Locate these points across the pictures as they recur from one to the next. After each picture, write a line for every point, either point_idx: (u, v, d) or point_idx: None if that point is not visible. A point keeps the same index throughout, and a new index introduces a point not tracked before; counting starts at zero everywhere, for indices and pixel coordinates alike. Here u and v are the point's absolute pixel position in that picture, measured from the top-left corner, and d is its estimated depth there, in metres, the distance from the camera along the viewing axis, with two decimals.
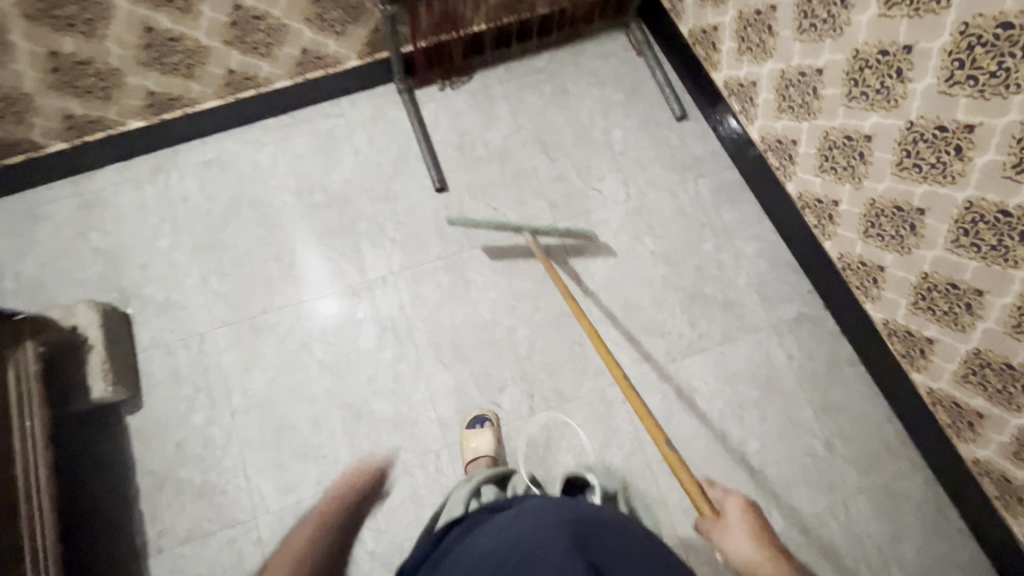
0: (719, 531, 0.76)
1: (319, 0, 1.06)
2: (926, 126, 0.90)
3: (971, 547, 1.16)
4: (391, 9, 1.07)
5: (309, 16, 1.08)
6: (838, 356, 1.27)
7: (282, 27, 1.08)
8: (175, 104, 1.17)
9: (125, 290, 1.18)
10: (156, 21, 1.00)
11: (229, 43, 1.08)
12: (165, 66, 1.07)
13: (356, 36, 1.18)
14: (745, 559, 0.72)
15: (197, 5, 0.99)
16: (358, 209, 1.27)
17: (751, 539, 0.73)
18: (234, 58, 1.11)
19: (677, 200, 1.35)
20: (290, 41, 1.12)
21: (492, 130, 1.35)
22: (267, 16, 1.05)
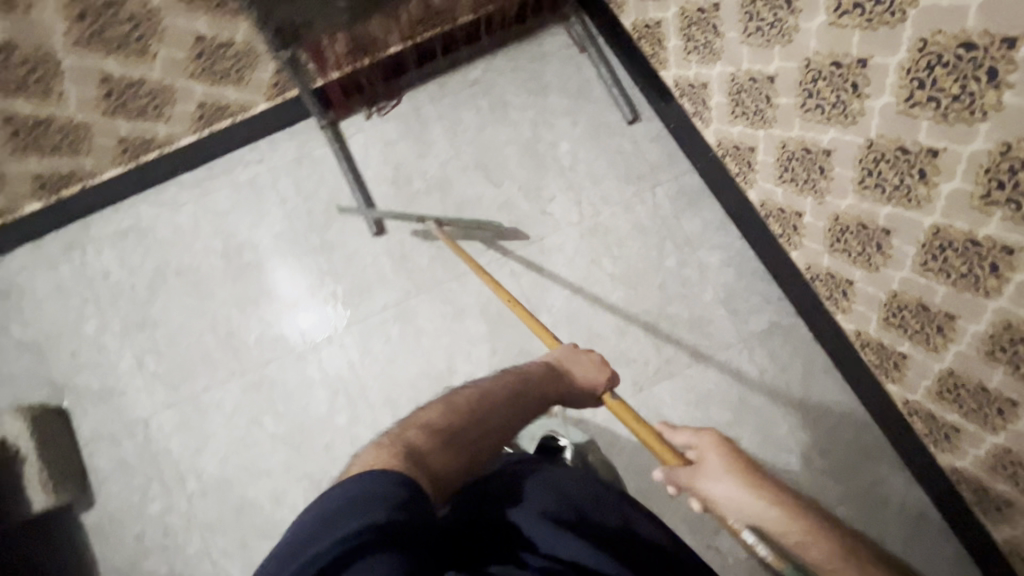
0: (695, 477, 0.61)
1: (200, 53, 0.93)
2: (887, 146, 0.80)
3: (955, 547, 1.15)
4: (285, 54, 0.94)
5: (194, 71, 0.96)
6: (812, 365, 1.22)
7: (166, 87, 0.97)
8: (70, 181, 1.08)
9: (57, 383, 1.12)
10: (18, 107, 0.92)
11: (110, 112, 0.97)
12: (43, 148, 0.99)
13: (258, 80, 1.05)
14: (737, 504, 0.57)
15: (55, 83, 0.90)
16: (294, 265, 1.19)
17: (746, 487, 0.57)
18: (122, 126, 1.01)
19: (634, 214, 1.26)
20: (181, 98, 1.01)
21: (429, 158, 1.25)
22: (145, 79, 0.94)
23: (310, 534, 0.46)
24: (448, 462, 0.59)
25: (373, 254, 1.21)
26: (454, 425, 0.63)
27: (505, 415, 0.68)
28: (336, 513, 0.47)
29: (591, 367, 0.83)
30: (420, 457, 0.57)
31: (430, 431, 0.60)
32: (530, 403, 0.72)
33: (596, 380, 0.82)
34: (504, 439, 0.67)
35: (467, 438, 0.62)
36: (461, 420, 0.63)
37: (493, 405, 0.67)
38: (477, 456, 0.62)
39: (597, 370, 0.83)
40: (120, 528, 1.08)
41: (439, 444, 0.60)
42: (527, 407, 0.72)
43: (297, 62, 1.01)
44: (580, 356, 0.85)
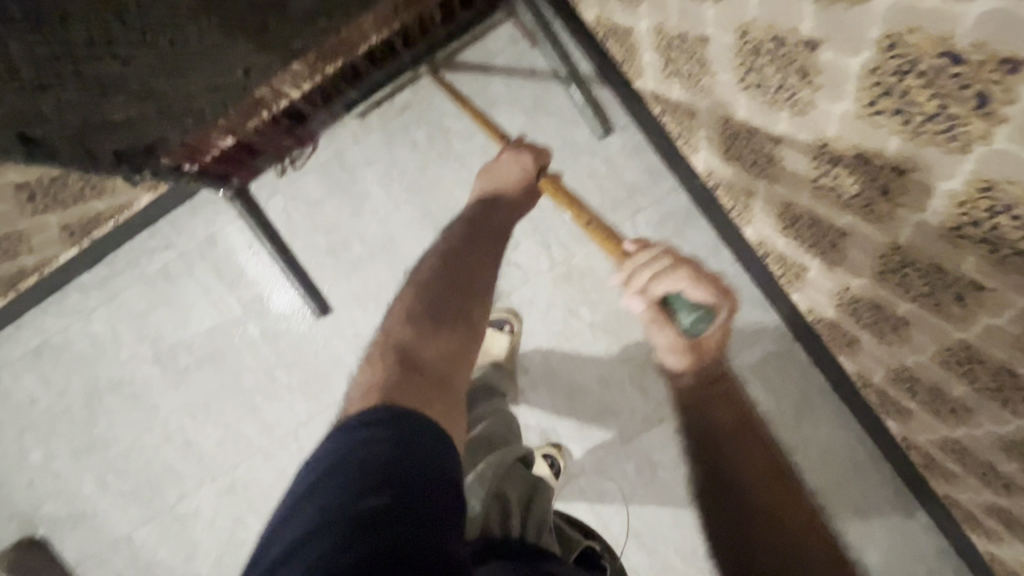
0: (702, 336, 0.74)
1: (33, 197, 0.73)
2: (918, 256, 0.63)
3: (939, 542, 1.19)
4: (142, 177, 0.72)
5: (36, 211, 0.76)
6: (808, 390, 1.16)
7: (9, 236, 0.77)
8: None
9: (23, 515, 1.07)
10: None
11: None
12: None
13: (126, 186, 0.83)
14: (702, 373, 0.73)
15: None
16: (237, 361, 1.06)
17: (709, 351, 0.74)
18: None
19: (612, 250, 1.09)
20: (37, 235, 0.81)
21: (365, 215, 1.05)
22: None
23: (354, 473, 0.45)
24: (434, 345, 0.58)
25: (323, 338, 1.07)
26: (422, 305, 0.62)
27: (461, 264, 0.68)
28: (372, 459, 0.46)
29: (510, 162, 0.86)
30: (404, 354, 0.57)
31: (402, 323, 0.60)
32: (481, 243, 0.73)
33: (524, 170, 0.84)
34: (477, 280, 0.67)
35: (436, 308, 0.62)
36: (427, 294, 0.63)
37: (450, 267, 0.67)
38: (459, 309, 0.63)
39: (517, 161, 0.86)
40: None
41: (407, 338, 0.58)
42: (479, 243, 0.73)
43: (165, 171, 0.78)
44: (500, 162, 0.86)
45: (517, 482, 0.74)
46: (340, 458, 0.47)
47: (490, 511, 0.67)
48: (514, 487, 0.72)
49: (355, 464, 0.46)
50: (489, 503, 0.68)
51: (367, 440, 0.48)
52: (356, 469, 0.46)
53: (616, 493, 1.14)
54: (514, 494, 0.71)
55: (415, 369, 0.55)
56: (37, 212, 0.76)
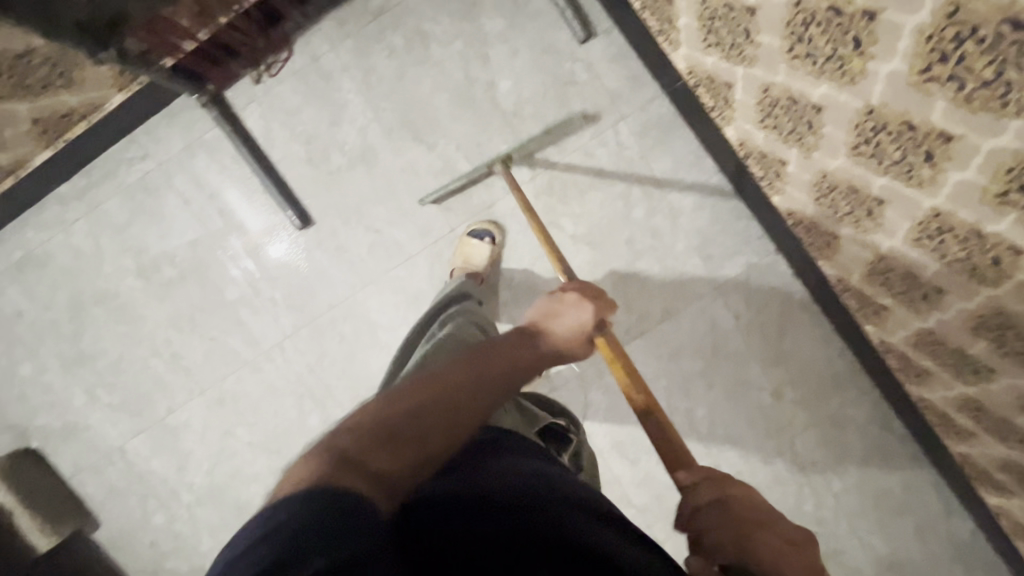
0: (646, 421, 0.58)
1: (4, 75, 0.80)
2: (889, 117, 0.63)
3: (915, 452, 1.22)
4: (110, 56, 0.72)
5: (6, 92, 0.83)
6: (790, 303, 1.16)
7: None
8: None
9: (18, 427, 1.09)
10: None
11: None
12: None
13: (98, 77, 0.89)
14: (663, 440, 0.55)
15: None
16: (221, 273, 1.07)
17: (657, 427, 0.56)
18: None
19: (594, 162, 1.09)
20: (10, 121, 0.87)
21: (343, 124, 1.03)
22: None
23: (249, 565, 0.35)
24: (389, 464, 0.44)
25: (306, 250, 1.07)
26: (383, 428, 0.46)
27: (456, 388, 0.51)
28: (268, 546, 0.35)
29: (578, 306, 0.63)
30: (376, 429, 0.46)
31: (357, 432, 0.45)
32: (496, 365, 0.55)
33: (584, 326, 0.62)
34: (456, 437, 0.49)
35: (406, 436, 0.47)
36: (421, 395, 0.49)
37: (439, 395, 0.50)
38: (427, 454, 0.47)
39: (577, 305, 0.63)
40: (127, 544, 1.12)
41: (380, 436, 0.46)
42: (487, 367, 0.55)
43: (136, 63, 0.79)
44: (562, 301, 0.64)
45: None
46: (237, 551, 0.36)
47: None
48: None
49: (262, 550, 0.35)
50: None
51: (272, 529, 0.36)
52: (264, 556, 0.35)
53: (598, 404, 1.17)
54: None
55: (386, 450, 0.45)
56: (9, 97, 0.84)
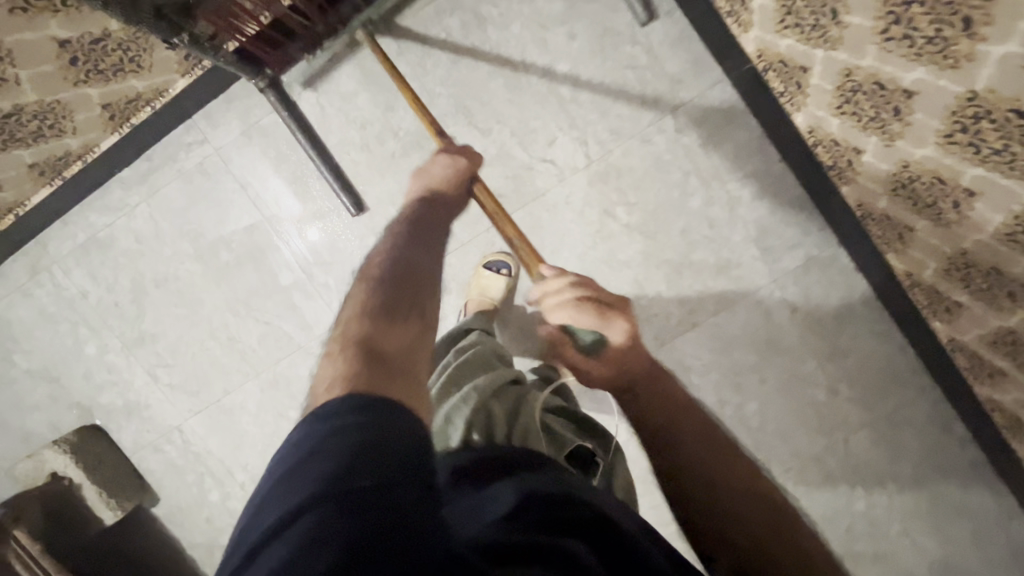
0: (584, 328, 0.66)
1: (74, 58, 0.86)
2: (994, 103, 0.59)
3: (974, 454, 1.18)
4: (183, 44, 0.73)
5: (75, 78, 0.88)
6: (850, 297, 1.12)
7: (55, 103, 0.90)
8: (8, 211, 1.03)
9: (83, 405, 1.13)
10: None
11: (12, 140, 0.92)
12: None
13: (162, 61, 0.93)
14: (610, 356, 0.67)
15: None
16: (275, 258, 1.08)
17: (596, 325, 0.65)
18: (34, 151, 0.96)
19: (651, 149, 1.06)
20: (82, 109, 0.93)
21: (397, 109, 1.03)
22: (30, 103, 0.88)
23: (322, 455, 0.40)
24: (396, 335, 0.55)
25: (358, 236, 1.07)
26: (381, 306, 0.57)
27: (412, 265, 0.64)
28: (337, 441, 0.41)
29: (449, 164, 0.82)
30: (373, 310, 0.56)
31: (366, 320, 0.56)
32: (432, 248, 0.68)
33: (460, 172, 0.82)
34: (430, 291, 0.62)
35: (393, 305, 0.58)
36: (388, 280, 0.61)
37: (405, 269, 0.63)
38: (419, 307, 0.59)
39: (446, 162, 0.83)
40: (184, 521, 1.15)
41: (384, 318, 0.56)
42: (423, 242, 0.69)
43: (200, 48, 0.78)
44: (431, 166, 0.82)
45: (506, 399, 0.75)
46: (307, 447, 0.41)
47: (475, 424, 0.69)
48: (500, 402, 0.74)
49: (322, 452, 0.40)
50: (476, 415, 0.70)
51: (329, 433, 0.41)
52: (324, 460, 0.39)
53: None
54: (500, 408, 0.73)
55: (390, 319, 0.56)
56: (78, 83, 0.89)
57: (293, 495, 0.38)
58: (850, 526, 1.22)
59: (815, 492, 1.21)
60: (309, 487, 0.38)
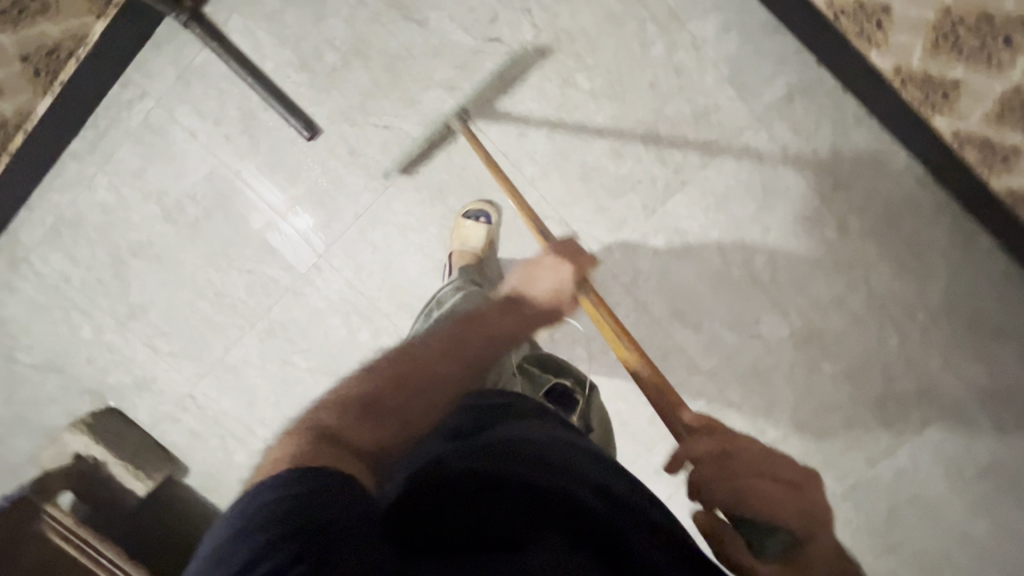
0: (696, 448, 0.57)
1: None
2: None
3: (1005, 264, 1.11)
4: None
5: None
6: (842, 120, 1.06)
7: None
8: None
9: (94, 388, 1.14)
10: None
11: None
12: None
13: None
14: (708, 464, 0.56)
15: None
16: (243, 203, 1.05)
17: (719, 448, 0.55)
18: None
19: (598, 5, 1.01)
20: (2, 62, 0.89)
21: (329, 17, 0.99)
22: None
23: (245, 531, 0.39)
24: (366, 434, 0.51)
25: (319, 163, 1.04)
26: (367, 410, 0.53)
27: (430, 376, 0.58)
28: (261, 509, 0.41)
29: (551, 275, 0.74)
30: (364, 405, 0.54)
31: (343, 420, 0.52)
32: (467, 339, 0.63)
33: (561, 287, 0.74)
34: (435, 408, 0.56)
35: (385, 407, 0.54)
36: (400, 380, 0.56)
37: (423, 370, 0.58)
38: (407, 425, 0.54)
39: (554, 270, 0.75)
40: (217, 485, 1.16)
41: (365, 421, 0.52)
42: (456, 334, 0.64)
43: None
44: (539, 266, 0.75)
45: None
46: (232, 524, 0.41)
47: None
48: None
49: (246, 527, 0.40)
50: None
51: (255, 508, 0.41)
52: (250, 533, 0.39)
53: (649, 270, 1.12)
54: None
55: (366, 412, 0.53)
56: None
57: (227, 568, 0.38)
58: (886, 366, 1.17)
59: (844, 338, 1.16)
60: (246, 549, 0.38)
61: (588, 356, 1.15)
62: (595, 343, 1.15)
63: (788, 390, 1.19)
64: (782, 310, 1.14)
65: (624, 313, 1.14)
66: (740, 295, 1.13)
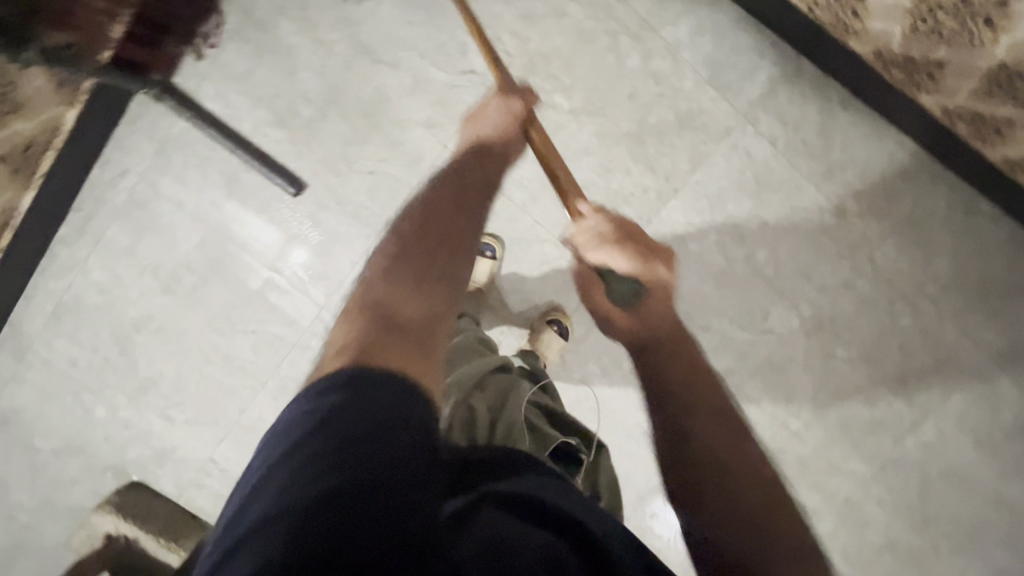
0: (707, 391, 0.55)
1: None
2: None
3: (1008, 226, 1.10)
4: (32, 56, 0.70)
5: None
6: (828, 105, 1.05)
7: None
8: None
9: (115, 466, 1.13)
10: None
11: None
12: None
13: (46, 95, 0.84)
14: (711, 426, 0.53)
15: None
16: (238, 265, 1.05)
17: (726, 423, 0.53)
18: None
19: (567, 25, 1.00)
20: None
21: (300, 71, 0.97)
22: None
23: (308, 434, 0.42)
24: (413, 305, 0.50)
25: (308, 215, 1.03)
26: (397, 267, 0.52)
27: (453, 221, 0.57)
28: (324, 419, 0.43)
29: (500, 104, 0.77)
30: (388, 271, 0.52)
31: (381, 288, 0.51)
32: (468, 183, 0.63)
33: (512, 116, 0.76)
34: (464, 245, 0.56)
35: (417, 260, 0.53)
36: (419, 231, 0.56)
37: (442, 219, 0.57)
38: (446, 273, 0.53)
39: (501, 105, 0.77)
40: None
41: (408, 277, 0.52)
42: (460, 190, 0.62)
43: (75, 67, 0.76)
44: (484, 108, 0.77)
45: (491, 393, 0.73)
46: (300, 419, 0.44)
47: (455, 420, 0.66)
48: (486, 396, 0.72)
49: (309, 429, 0.42)
50: (454, 412, 0.67)
51: (318, 411, 0.43)
52: (309, 437, 0.42)
53: None
54: (483, 402, 0.70)
55: (408, 284, 0.51)
56: None
57: (283, 465, 0.41)
58: (901, 342, 1.16)
59: (856, 321, 1.15)
60: (300, 456, 0.41)
61: (602, 371, 1.14)
62: (606, 358, 1.14)
63: (806, 379, 1.18)
64: (789, 301, 1.14)
65: None
66: (747, 292, 1.13)
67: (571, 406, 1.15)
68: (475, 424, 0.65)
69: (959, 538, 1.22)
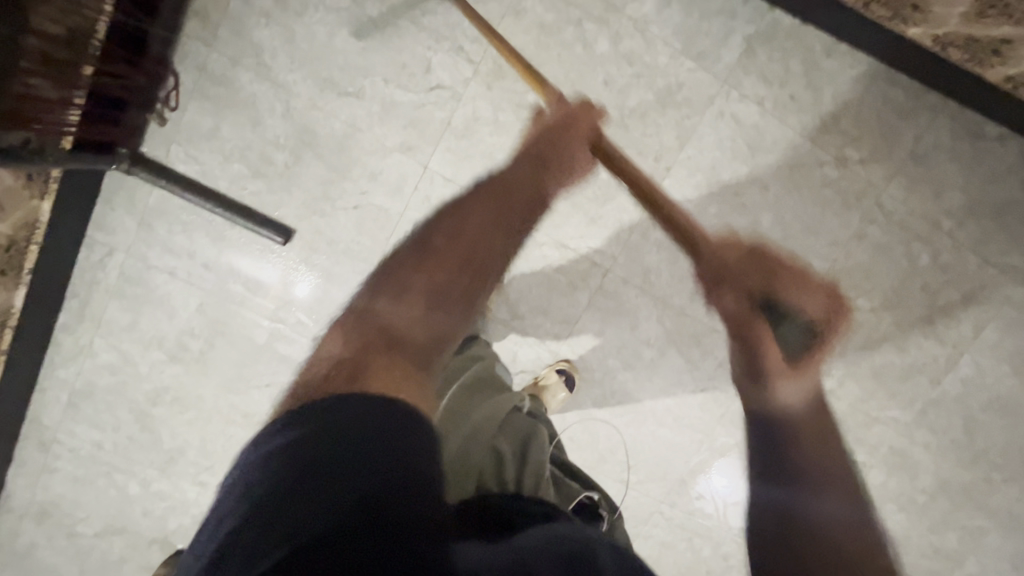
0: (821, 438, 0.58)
1: None
2: None
3: (1016, 145, 1.07)
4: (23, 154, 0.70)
5: None
6: (811, 55, 1.01)
7: None
8: None
9: (160, 538, 1.14)
10: None
11: None
12: None
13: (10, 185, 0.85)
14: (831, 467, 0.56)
15: None
16: (241, 323, 1.03)
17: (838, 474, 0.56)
18: None
19: (529, 20, 0.96)
20: None
21: (266, 118, 0.94)
22: None
23: (281, 471, 0.41)
24: (414, 331, 0.53)
25: (302, 262, 1.01)
26: (415, 275, 0.56)
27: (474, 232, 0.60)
28: (301, 454, 0.42)
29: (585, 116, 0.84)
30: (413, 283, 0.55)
31: (391, 289, 0.55)
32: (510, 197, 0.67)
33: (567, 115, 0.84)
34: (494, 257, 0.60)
35: (444, 284, 0.56)
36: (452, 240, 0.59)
37: (488, 229, 0.62)
38: (468, 291, 0.58)
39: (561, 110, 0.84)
40: None
41: (420, 300, 0.55)
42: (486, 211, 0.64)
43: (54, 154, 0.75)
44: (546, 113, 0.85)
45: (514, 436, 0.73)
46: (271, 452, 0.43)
47: (484, 465, 0.65)
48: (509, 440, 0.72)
49: (280, 467, 0.42)
50: (484, 454, 0.66)
51: (290, 445, 0.43)
52: (280, 475, 0.41)
53: (659, 264, 1.08)
54: (507, 446, 0.70)
55: (419, 301, 0.55)
56: None
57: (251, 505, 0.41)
58: (924, 282, 1.13)
59: (875, 270, 1.12)
60: (273, 493, 0.40)
61: (623, 363, 1.13)
62: (626, 350, 1.12)
63: (834, 337, 1.15)
64: (804, 261, 1.10)
65: (647, 313, 1.10)
66: None
67: (599, 401, 1.15)
68: (506, 470, 0.65)
69: (1000, 460, 1.24)
